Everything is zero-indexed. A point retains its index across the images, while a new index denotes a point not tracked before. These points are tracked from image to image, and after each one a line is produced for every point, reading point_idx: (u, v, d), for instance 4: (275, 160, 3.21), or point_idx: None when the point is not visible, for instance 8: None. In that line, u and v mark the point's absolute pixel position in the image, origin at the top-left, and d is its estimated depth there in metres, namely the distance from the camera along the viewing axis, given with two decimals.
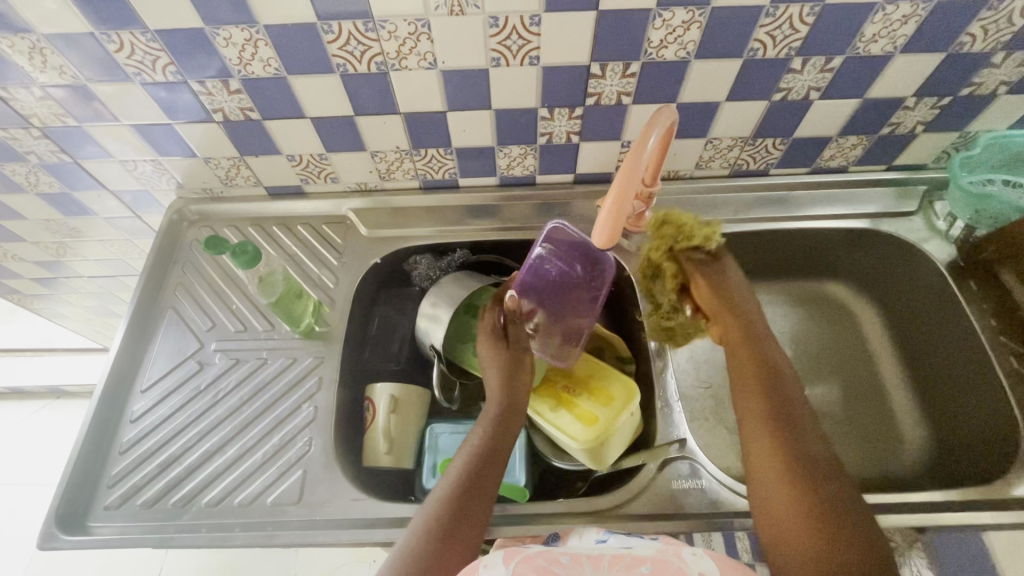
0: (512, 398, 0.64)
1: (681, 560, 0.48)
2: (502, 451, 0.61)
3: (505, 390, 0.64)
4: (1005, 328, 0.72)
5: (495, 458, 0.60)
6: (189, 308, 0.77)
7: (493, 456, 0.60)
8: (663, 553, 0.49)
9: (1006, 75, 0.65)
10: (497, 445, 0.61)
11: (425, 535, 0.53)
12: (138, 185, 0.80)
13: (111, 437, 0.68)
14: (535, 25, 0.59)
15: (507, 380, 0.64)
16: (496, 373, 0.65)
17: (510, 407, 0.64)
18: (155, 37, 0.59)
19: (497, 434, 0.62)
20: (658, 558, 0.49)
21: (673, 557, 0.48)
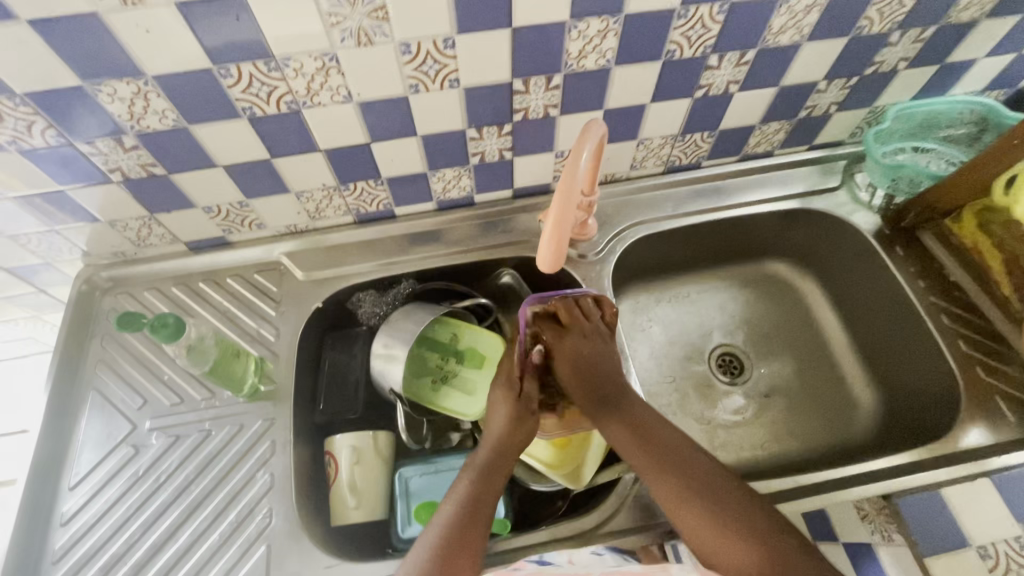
0: (507, 444, 0.63)
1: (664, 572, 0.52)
2: (493, 495, 0.60)
3: (501, 437, 0.63)
4: (933, 287, 0.76)
5: (487, 502, 0.59)
6: (114, 386, 0.70)
7: (485, 499, 0.59)
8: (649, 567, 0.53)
9: (903, 51, 0.69)
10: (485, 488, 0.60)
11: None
12: (36, 258, 0.72)
13: (40, 545, 0.61)
14: (449, 48, 0.57)
15: (505, 425, 0.64)
16: (504, 423, 0.64)
17: (503, 452, 0.63)
18: (25, 101, 0.53)
19: (488, 480, 0.61)
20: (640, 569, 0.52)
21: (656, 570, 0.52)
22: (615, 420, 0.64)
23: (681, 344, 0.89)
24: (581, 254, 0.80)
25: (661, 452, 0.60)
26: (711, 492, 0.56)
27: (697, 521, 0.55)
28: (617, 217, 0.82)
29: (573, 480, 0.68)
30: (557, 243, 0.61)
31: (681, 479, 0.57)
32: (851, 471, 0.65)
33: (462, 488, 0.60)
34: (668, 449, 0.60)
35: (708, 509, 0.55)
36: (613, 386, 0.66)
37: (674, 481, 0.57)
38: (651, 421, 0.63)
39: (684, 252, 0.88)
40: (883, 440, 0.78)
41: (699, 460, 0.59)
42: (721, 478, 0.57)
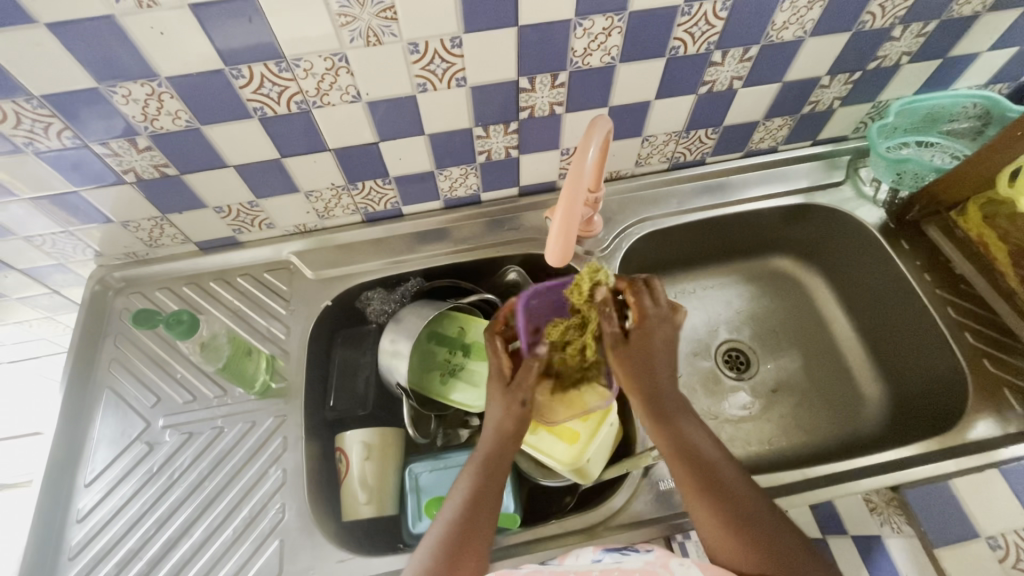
0: (507, 434, 0.62)
1: (668, 570, 0.52)
2: (496, 488, 0.60)
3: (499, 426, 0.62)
4: (938, 280, 0.77)
5: (489, 496, 0.59)
6: (128, 384, 0.71)
7: (487, 494, 0.59)
8: (651, 563, 0.53)
9: (906, 46, 0.69)
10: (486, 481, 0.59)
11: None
12: (50, 259, 0.73)
13: (57, 541, 0.62)
14: (456, 47, 0.58)
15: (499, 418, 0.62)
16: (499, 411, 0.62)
17: (503, 444, 0.61)
18: (42, 103, 0.54)
19: (490, 471, 0.60)
20: (645, 568, 0.52)
21: (661, 569, 0.52)
22: (669, 433, 0.59)
23: (687, 340, 0.89)
24: (587, 251, 0.81)
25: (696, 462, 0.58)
26: (756, 524, 0.55)
27: (739, 549, 0.54)
28: (622, 214, 0.83)
29: (581, 475, 0.68)
30: (571, 226, 0.60)
31: (728, 507, 0.55)
32: (858, 464, 0.65)
33: (466, 481, 0.60)
34: (718, 473, 0.57)
35: (753, 538, 0.54)
36: (671, 395, 0.61)
37: (722, 510, 0.55)
38: (702, 439, 0.59)
39: (689, 248, 0.89)
40: (891, 434, 0.78)
41: (743, 486, 0.57)
42: (763, 507, 0.56)
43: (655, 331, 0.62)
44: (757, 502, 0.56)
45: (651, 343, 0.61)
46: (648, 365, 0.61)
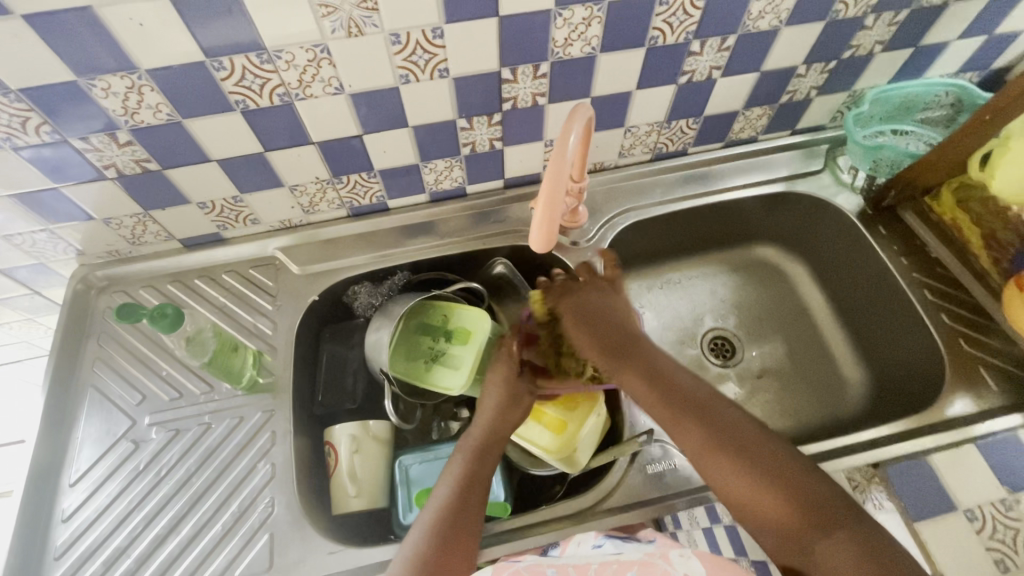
0: (502, 427, 0.64)
1: (668, 562, 0.49)
2: (487, 475, 0.61)
3: (497, 420, 0.64)
4: (915, 263, 0.78)
5: (479, 484, 0.60)
6: (112, 382, 0.70)
7: (476, 480, 0.60)
8: (651, 556, 0.51)
9: (879, 35, 0.71)
10: (476, 472, 0.60)
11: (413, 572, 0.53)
12: (30, 258, 0.72)
13: (42, 543, 0.62)
14: (437, 38, 0.58)
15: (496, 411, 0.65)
16: (496, 406, 0.65)
17: (496, 432, 0.64)
18: (19, 97, 0.54)
19: (483, 458, 0.62)
20: (644, 561, 0.50)
21: (660, 560, 0.50)
22: (631, 370, 0.63)
23: (673, 329, 0.90)
24: (573, 242, 0.81)
25: (683, 410, 0.59)
26: (745, 445, 0.55)
27: (730, 470, 0.54)
28: (607, 205, 0.84)
29: (571, 465, 0.68)
30: (552, 211, 0.61)
31: (714, 429, 0.56)
32: (842, 443, 0.66)
33: (456, 470, 0.61)
34: (694, 396, 0.59)
35: (742, 459, 0.54)
36: (619, 336, 0.66)
37: (713, 439, 0.56)
38: (673, 367, 0.63)
39: (673, 237, 0.90)
40: (872, 415, 0.80)
41: (726, 408, 0.58)
42: (749, 427, 0.56)
43: (582, 294, 0.70)
44: (736, 417, 0.57)
45: (581, 298, 0.70)
46: (592, 318, 0.68)
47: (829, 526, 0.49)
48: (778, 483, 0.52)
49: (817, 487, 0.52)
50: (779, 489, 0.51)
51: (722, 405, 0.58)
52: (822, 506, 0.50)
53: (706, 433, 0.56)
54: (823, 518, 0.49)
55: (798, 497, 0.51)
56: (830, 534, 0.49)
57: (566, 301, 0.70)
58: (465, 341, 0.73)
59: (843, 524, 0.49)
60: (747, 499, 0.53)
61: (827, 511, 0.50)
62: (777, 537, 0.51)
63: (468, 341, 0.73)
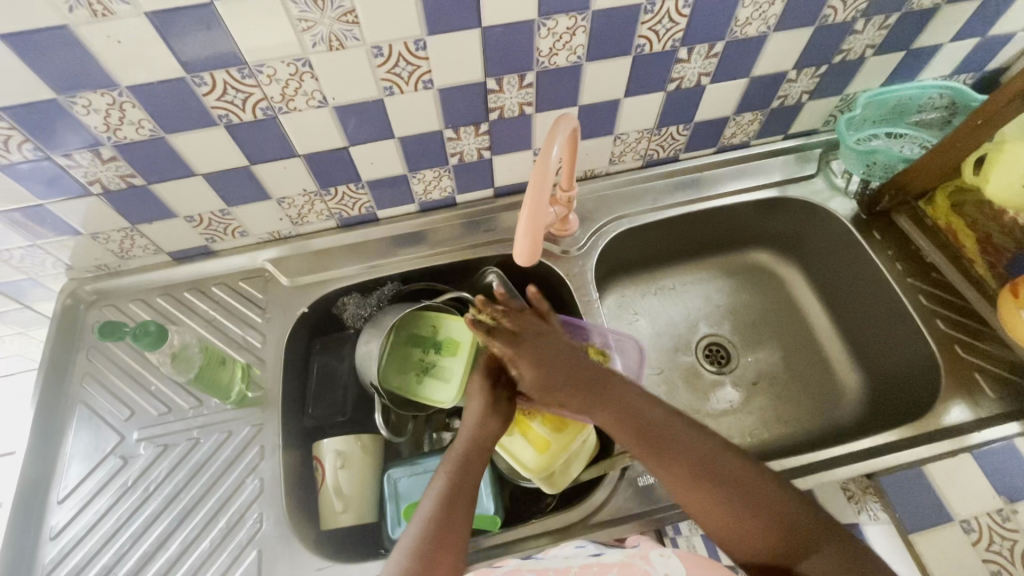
0: (485, 438, 0.63)
1: (647, 563, 0.50)
2: (473, 484, 0.60)
3: (479, 428, 0.63)
4: (910, 269, 0.77)
5: (466, 493, 0.59)
6: (101, 397, 0.70)
7: (461, 494, 0.59)
8: (632, 556, 0.52)
9: (869, 38, 0.70)
10: (460, 487, 0.59)
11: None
12: (20, 274, 0.72)
13: (29, 561, 0.61)
14: (420, 49, 0.57)
15: (477, 421, 0.63)
16: (478, 414, 0.64)
17: (481, 446, 0.62)
18: (1, 115, 0.53)
19: (467, 471, 0.60)
20: (624, 563, 0.51)
21: (640, 561, 0.51)
22: (598, 407, 0.59)
23: (667, 336, 0.90)
24: (564, 250, 0.81)
25: (655, 442, 0.56)
26: (726, 480, 0.54)
27: (711, 506, 0.53)
28: (598, 212, 0.83)
29: (551, 484, 0.68)
30: (536, 214, 0.59)
31: (690, 471, 0.54)
32: (835, 453, 0.66)
33: (441, 480, 0.60)
34: (666, 434, 0.56)
35: (721, 497, 0.53)
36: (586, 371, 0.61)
37: (686, 473, 0.54)
38: (640, 403, 0.59)
39: (666, 244, 0.89)
40: (869, 423, 0.79)
41: (700, 442, 0.56)
42: (725, 460, 0.55)
43: (527, 325, 0.62)
44: (702, 442, 0.56)
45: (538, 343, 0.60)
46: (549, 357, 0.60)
47: (808, 552, 0.51)
48: (757, 514, 0.52)
49: (790, 511, 0.53)
50: (760, 521, 0.52)
51: (685, 423, 0.57)
52: (799, 528, 0.52)
53: (681, 467, 0.55)
54: (798, 540, 0.52)
55: (774, 523, 0.52)
56: (808, 557, 0.51)
57: (529, 339, 0.60)
58: (455, 352, 0.72)
59: (820, 547, 0.51)
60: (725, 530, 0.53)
61: (804, 531, 0.52)
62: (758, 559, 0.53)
63: (459, 352, 0.72)
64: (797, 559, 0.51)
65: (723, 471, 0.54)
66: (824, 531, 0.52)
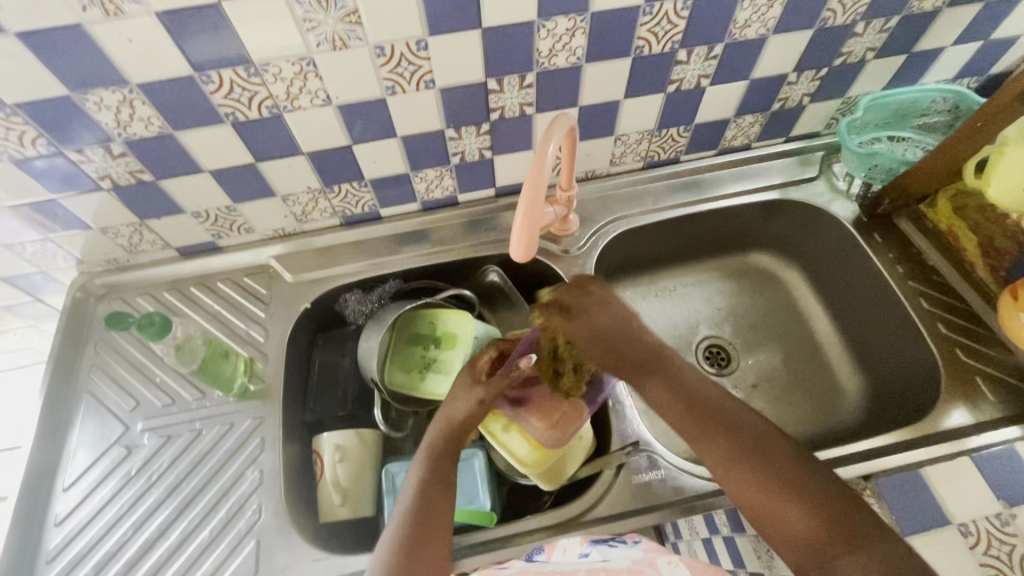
0: (462, 420, 0.64)
1: (654, 568, 0.51)
2: (448, 474, 0.61)
3: (456, 410, 0.64)
4: (911, 272, 0.77)
5: (439, 483, 0.60)
6: (107, 388, 0.72)
7: (441, 480, 0.60)
8: (638, 562, 0.52)
9: (870, 41, 0.70)
10: (440, 473, 0.60)
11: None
12: (32, 267, 0.74)
13: (35, 546, 0.63)
14: (422, 50, 0.59)
15: (455, 406, 0.64)
16: (457, 398, 0.65)
17: (459, 427, 0.64)
18: (16, 111, 0.55)
19: (445, 458, 0.62)
20: (631, 568, 0.51)
21: (647, 567, 0.51)
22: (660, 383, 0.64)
23: (667, 337, 0.90)
24: (564, 250, 0.81)
25: (706, 416, 0.60)
26: (770, 459, 0.55)
27: (751, 484, 0.55)
28: (599, 213, 0.84)
29: (548, 481, 0.68)
30: (531, 215, 0.59)
31: (735, 444, 0.57)
32: (833, 454, 0.65)
33: (416, 475, 0.61)
34: (716, 411, 0.60)
35: (761, 473, 0.55)
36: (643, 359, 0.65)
37: (731, 446, 0.57)
38: (700, 385, 0.63)
39: (667, 245, 0.90)
40: (869, 427, 0.79)
41: (751, 422, 0.59)
42: (774, 443, 0.57)
43: (595, 308, 0.66)
44: (756, 426, 0.58)
45: (593, 315, 0.66)
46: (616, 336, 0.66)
47: (852, 545, 0.50)
48: (800, 496, 0.53)
49: (833, 500, 0.53)
50: (801, 507, 0.53)
51: (743, 409, 0.60)
52: (845, 522, 0.51)
53: (727, 442, 0.58)
54: (838, 531, 0.51)
55: (814, 506, 0.52)
56: (851, 552, 0.50)
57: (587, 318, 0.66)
58: (453, 345, 0.73)
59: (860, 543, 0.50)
60: (766, 512, 0.54)
61: (851, 526, 0.51)
62: (799, 551, 0.52)
63: (457, 345, 0.73)
64: (842, 553, 0.50)
65: (772, 455, 0.56)
66: (872, 528, 0.51)
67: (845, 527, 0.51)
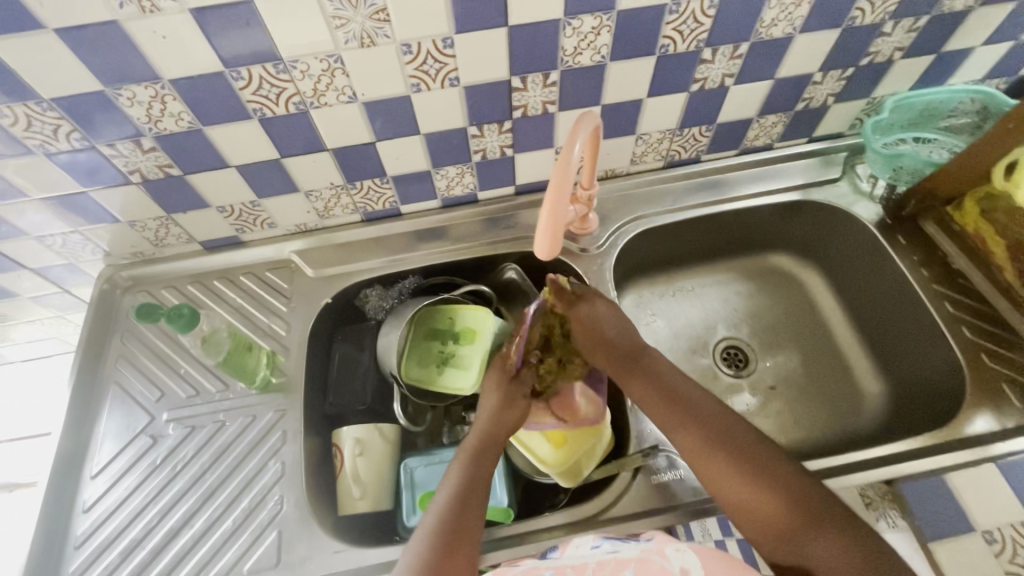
0: (500, 428, 0.64)
1: (664, 558, 0.51)
2: (487, 478, 0.61)
3: (495, 418, 0.65)
4: (936, 275, 0.76)
5: (479, 487, 0.60)
6: (133, 379, 0.73)
7: (476, 485, 0.60)
8: (648, 551, 0.53)
9: (898, 41, 0.69)
10: (475, 478, 0.60)
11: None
12: (61, 259, 0.75)
13: (63, 531, 0.64)
14: (448, 48, 0.59)
15: (492, 412, 0.65)
16: (495, 407, 0.66)
17: (496, 432, 0.64)
18: (52, 106, 0.56)
19: (480, 462, 0.62)
20: (640, 559, 0.52)
21: (656, 557, 0.52)
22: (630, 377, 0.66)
23: (684, 337, 0.90)
24: (583, 249, 0.82)
25: (677, 407, 0.62)
26: (744, 450, 0.57)
27: (722, 473, 0.57)
28: (618, 212, 0.84)
29: (568, 478, 0.68)
30: (556, 214, 0.59)
31: (711, 438, 0.58)
32: (854, 458, 0.65)
33: (455, 475, 0.61)
34: (687, 404, 0.62)
35: (737, 463, 0.56)
36: (632, 352, 0.68)
37: (702, 436, 0.59)
38: (674, 378, 0.65)
39: (685, 245, 0.89)
40: (890, 432, 0.78)
41: (721, 413, 0.61)
42: (741, 430, 0.59)
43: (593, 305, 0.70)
44: (727, 417, 0.60)
45: (596, 304, 0.71)
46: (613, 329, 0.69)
47: (817, 530, 0.52)
48: (771, 485, 0.55)
49: (801, 488, 0.55)
50: (770, 494, 0.54)
51: (713, 402, 0.62)
52: (812, 508, 0.53)
53: (698, 433, 0.59)
54: (806, 517, 0.53)
55: (784, 493, 0.54)
56: (816, 537, 0.52)
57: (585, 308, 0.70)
58: (472, 341, 0.74)
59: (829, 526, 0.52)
60: (737, 499, 0.56)
61: (817, 513, 0.53)
62: (767, 535, 0.54)
63: (476, 340, 0.74)
64: (807, 539, 0.52)
65: (741, 443, 0.58)
66: (837, 514, 0.53)
67: (812, 514, 0.53)
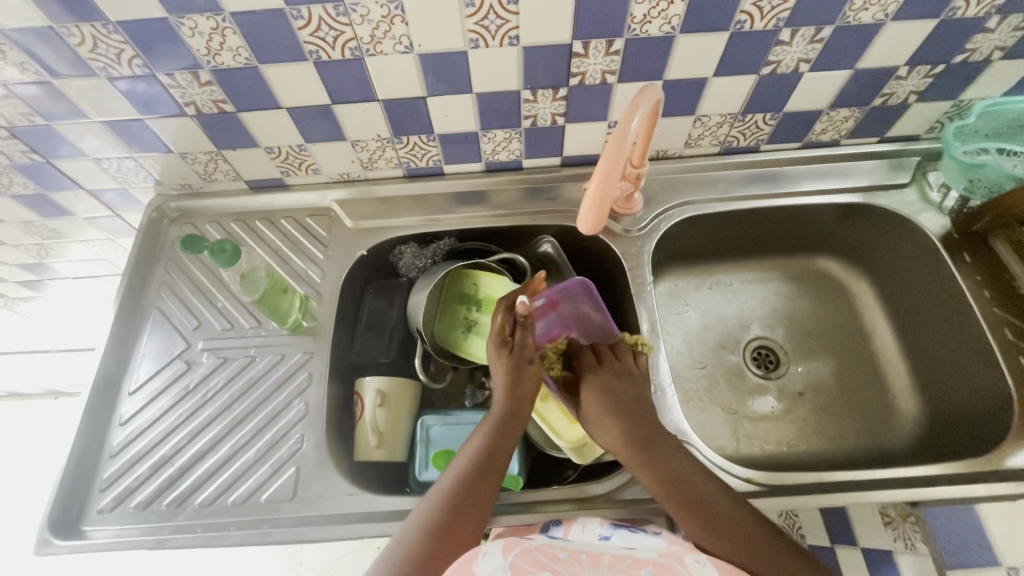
0: (517, 400, 0.63)
1: (683, 565, 0.49)
2: (506, 448, 0.61)
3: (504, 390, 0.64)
4: (999, 298, 0.71)
5: (499, 456, 0.60)
6: (175, 307, 0.76)
7: (497, 452, 0.60)
8: (666, 556, 0.50)
9: (1000, 40, 0.63)
10: (494, 447, 0.60)
11: (424, 536, 0.55)
12: (115, 183, 0.78)
13: (100, 441, 0.68)
14: (512, 4, 0.57)
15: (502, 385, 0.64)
16: (503, 381, 0.64)
17: (516, 396, 0.63)
18: (117, 29, 0.57)
19: (503, 432, 0.62)
20: (659, 561, 0.49)
21: (676, 564, 0.49)
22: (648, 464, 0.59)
23: (715, 332, 0.87)
24: (624, 229, 0.79)
25: (690, 500, 0.57)
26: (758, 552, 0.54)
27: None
28: (665, 195, 0.81)
29: (578, 455, 0.69)
30: (607, 182, 0.58)
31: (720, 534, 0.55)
32: (881, 475, 0.63)
33: (473, 445, 0.61)
34: (702, 498, 0.57)
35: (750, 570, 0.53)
36: (654, 430, 0.62)
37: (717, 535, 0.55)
38: (687, 468, 0.59)
39: (730, 238, 0.86)
40: (923, 456, 0.75)
41: (735, 509, 0.56)
42: (760, 530, 0.55)
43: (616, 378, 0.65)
44: (740, 514, 0.56)
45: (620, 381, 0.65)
46: (629, 405, 0.63)
47: None
48: None
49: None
50: None
51: (726, 497, 0.57)
52: None
53: (714, 533, 0.55)
54: None
55: None
56: None
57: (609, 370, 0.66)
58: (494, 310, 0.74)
59: None
60: None
61: None
62: None
63: None
64: None
65: (756, 544, 0.54)
66: None
67: None
